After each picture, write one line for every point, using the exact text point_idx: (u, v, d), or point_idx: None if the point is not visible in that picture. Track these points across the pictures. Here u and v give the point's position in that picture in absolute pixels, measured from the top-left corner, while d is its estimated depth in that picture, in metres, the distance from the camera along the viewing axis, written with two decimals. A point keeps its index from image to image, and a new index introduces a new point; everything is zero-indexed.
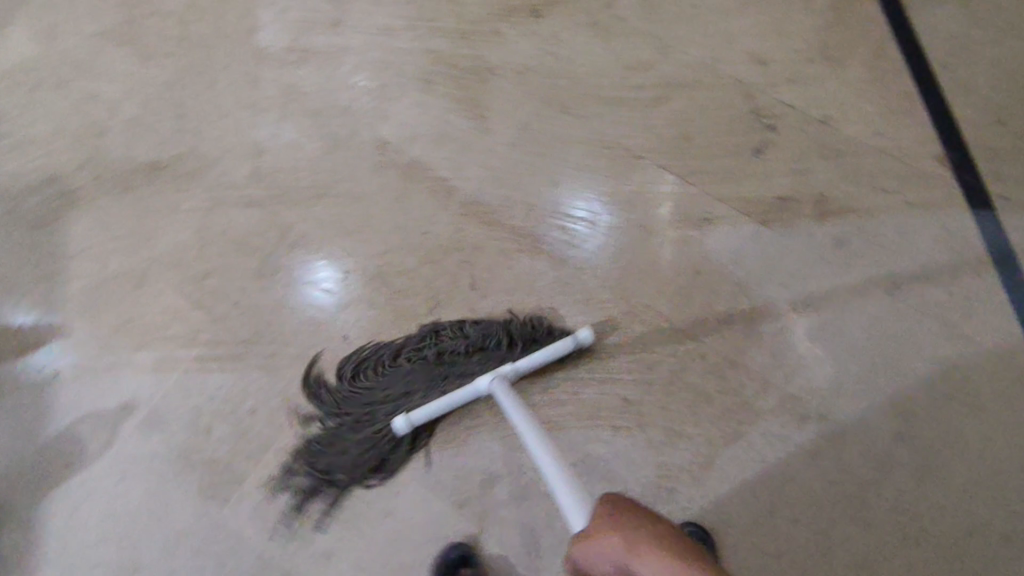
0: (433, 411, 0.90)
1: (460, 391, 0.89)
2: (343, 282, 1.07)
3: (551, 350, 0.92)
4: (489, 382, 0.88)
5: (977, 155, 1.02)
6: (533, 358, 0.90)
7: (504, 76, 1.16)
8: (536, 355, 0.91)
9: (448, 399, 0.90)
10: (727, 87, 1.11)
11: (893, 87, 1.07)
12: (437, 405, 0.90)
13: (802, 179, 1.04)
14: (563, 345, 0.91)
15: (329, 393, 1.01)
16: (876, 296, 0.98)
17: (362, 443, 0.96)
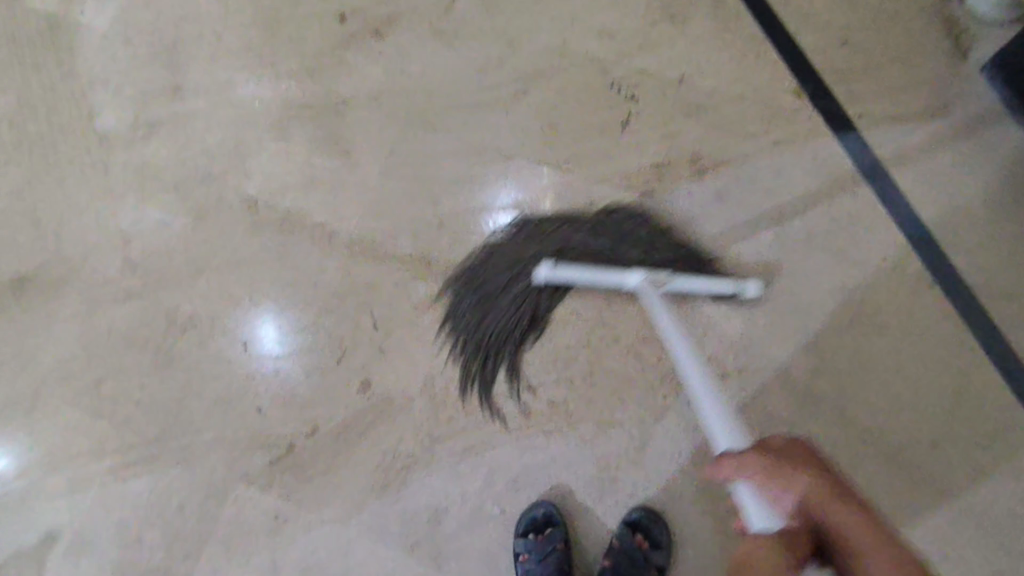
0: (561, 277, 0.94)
1: (607, 275, 0.93)
2: (280, 335, 1.03)
3: (704, 288, 0.93)
4: (635, 280, 0.91)
5: (831, 81, 1.04)
6: (685, 284, 0.92)
7: (360, 106, 1.13)
8: (693, 280, 0.92)
9: (574, 273, 0.94)
10: (581, 66, 1.09)
11: (740, 30, 1.07)
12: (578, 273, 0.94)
13: (673, 143, 1.04)
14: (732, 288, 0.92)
15: (477, 267, 1.02)
16: (768, 243, 0.99)
17: (521, 312, 0.98)
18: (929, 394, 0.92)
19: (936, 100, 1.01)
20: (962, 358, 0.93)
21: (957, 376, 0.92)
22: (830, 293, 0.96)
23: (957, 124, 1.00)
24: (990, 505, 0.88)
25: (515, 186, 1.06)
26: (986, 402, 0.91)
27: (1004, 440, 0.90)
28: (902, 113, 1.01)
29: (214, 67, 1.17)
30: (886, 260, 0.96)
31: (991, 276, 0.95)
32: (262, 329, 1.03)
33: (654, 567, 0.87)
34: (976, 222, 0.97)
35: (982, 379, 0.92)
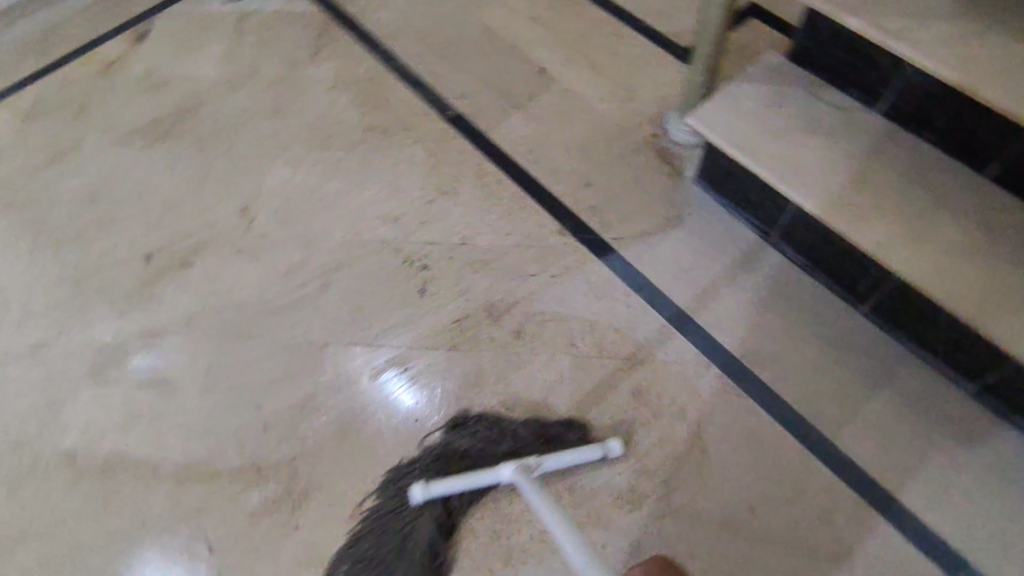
0: (445, 486, 0.95)
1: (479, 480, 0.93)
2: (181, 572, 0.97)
3: (574, 459, 0.95)
4: (507, 472, 0.92)
5: (585, 215, 1.20)
6: (553, 462, 0.94)
7: (174, 335, 1.16)
8: (561, 456, 0.94)
9: (454, 484, 0.95)
10: (375, 250, 1.20)
11: (501, 190, 1.25)
12: (452, 484, 0.95)
13: (466, 296, 1.14)
14: (590, 452, 0.95)
15: (466, 441, 1.01)
16: (567, 364, 1.07)
17: (477, 445, 1.00)
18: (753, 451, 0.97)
19: (669, 212, 1.19)
20: (759, 424, 1.00)
21: (764, 444, 0.98)
22: (631, 395, 1.03)
23: (691, 227, 1.17)
24: (830, 565, 0.90)
25: (362, 359, 1.11)
26: (798, 463, 0.97)
27: (823, 494, 0.94)
28: (647, 229, 1.17)
29: (24, 329, 1.19)
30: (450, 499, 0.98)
31: (763, 347, 1.05)
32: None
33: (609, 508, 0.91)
34: (735, 305, 1.09)
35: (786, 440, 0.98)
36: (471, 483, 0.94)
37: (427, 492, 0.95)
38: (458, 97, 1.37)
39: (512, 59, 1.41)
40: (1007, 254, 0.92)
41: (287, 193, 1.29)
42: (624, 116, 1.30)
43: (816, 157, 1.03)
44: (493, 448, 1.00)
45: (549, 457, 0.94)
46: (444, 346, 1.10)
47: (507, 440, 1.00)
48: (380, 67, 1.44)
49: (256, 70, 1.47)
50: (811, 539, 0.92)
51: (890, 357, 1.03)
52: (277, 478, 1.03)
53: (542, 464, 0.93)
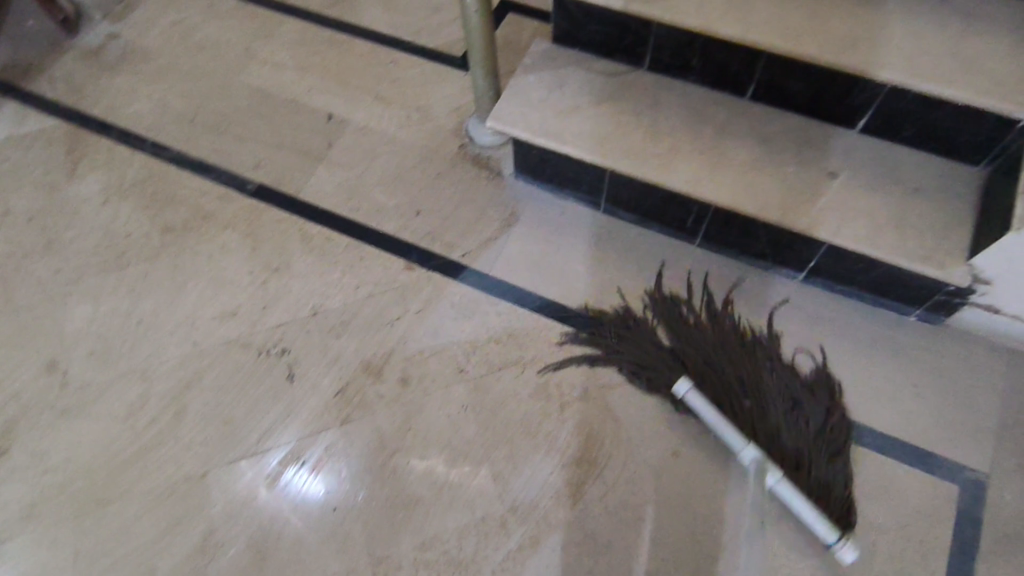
0: (705, 403, 0.97)
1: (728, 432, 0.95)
2: None
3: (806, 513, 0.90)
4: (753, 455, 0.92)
5: (427, 242, 1.19)
6: (792, 495, 0.90)
7: (12, 537, 0.96)
8: (798, 500, 0.90)
9: (709, 409, 0.97)
10: (224, 353, 1.10)
11: (335, 245, 1.20)
12: (703, 404, 0.97)
13: (339, 364, 1.08)
14: (822, 528, 0.88)
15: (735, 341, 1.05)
16: (463, 390, 1.05)
17: (757, 361, 1.04)
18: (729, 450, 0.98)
19: (503, 213, 1.21)
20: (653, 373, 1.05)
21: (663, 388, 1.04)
22: (533, 395, 1.04)
23: (528, 219, 1.20)
24: None
25: (252, 466, 1.01)
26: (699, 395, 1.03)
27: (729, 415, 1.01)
28: (490, 236, 1.19)
29: None
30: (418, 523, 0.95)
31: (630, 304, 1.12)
32: None
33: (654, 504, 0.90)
34: (592, 277, 1.15)
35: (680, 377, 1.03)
36: (732, 429, 0.95)
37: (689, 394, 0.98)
38: (254, 168, 1.29)
39: (295, 114, 1.36)
40: (785, 156, 1.06)
41: (99, 330, 1.13)
42: (427, 137, 1.31)
43: (611, 124, 1.10)
44: (751, 357, 1.04)
45: (790, 487, 0.91)
46: (334, 423, 1.04)
47: (786, 378, 1.02)
48: (154, 162, 1.31)
49: (6, 208, 1.27)
50: (731, 458, 0.99)
51: (732, 275, 1.14)
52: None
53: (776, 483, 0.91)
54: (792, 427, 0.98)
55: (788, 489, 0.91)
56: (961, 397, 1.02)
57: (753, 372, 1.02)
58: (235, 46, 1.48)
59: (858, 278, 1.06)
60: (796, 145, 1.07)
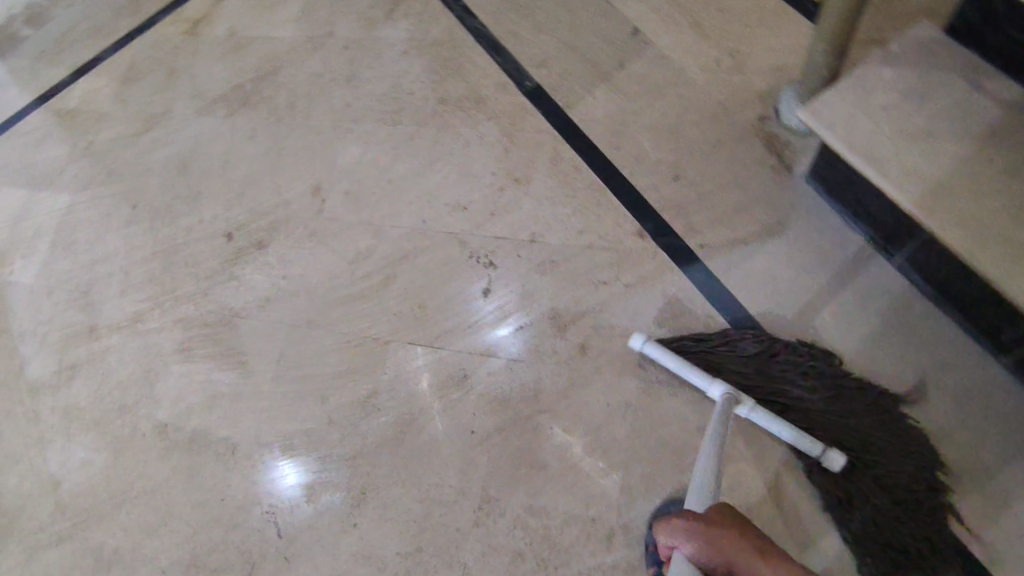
0: (664, 352, 0.93)
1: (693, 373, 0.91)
2: (310, 485, 1.05)
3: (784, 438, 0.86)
4: (720, 392, 0.87)
5: (670, 215, 1.07)
6: (767, 420, 0.86)
7: (249, 318, 1.18)
8: (773, 419, 0.86)
9: (670, 358, 0.93)
10: (443, 241, 1.15)
11: (579, 179, 1.13)
12: (668, 358, 0.93)
13: (532, 301, 1.08)
14: (808, 446, 0.84)
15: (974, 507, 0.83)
16: (634, 387, 0.99)
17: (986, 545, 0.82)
18: None
19: (769, 218, 1.03)
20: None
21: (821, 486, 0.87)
22: (700, 430, 0.95)
23: (796, 237, 1.01)
24: None
25: (425, 355, 1.09)
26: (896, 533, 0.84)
27: None
28: (741, 237, 1.03)
29: (123, 301, 1.26)
30: (537, 486, 0.97)
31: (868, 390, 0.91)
32: (303, 473, 1.06)
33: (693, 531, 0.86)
34: (838, 334, 0.95)
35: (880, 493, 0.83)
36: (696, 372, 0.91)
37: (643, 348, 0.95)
38: (539, 65, 1.24)
39: (602, 17, 1.24)
40: None
41: (359, 174, 1.25)
42: (727, 94, 1.13)
43: (964, 173, 0.83)
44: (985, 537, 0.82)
45: (762, 410, 0.86)
46: (519, 344, 1.06)
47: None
48: (456, 27, 1.32)
49: (332, 31, 1.40)
50: None
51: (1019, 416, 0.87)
52: (341, 475, 1.04)
53: (750, 412, 0.86)
54: None
55: (761, 411, 0.86)
56: None
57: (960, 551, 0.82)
58: None
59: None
60: None
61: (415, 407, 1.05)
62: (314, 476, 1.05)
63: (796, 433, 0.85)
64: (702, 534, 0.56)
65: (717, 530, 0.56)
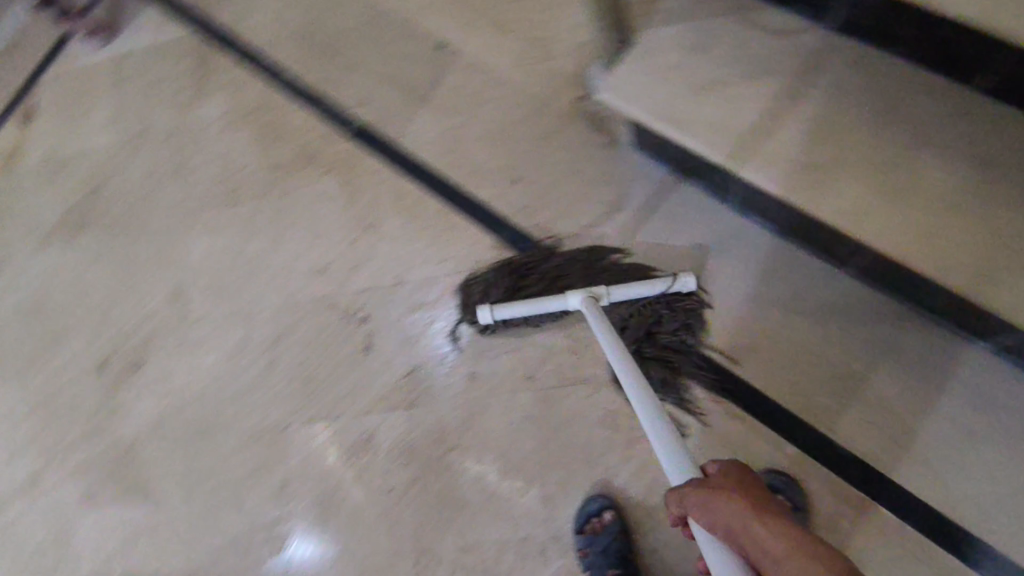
0: (510, 306, 0.96)
1: (550, 304, 0.93)
2: None
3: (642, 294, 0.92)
4: (575, 300, 0.90)
5: (520, 219, 1.07)
6: (622, 294, 0.92)
7: (146, 443, 1.14)
8: (630, 288, 0.92)
9: (515, 308, 0.96)
10: (313, 309, 1.13)
11: (426, 208, 1.12)
12: (514, 308, 0.96)
13: (413, 342, 1.06)
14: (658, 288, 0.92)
15: (858, 415, 0.87)
16: (530, 398, 0.99)
17: (879, 447, 0.86)
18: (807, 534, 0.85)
19: (610, 195, 1.03)
20: (749, 430, 0.90)
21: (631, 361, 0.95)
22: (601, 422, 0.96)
23: (640, 207, 1.02)
24: None
25: (325, 428, 1.07)
26: (796, 463, 0.87)
27: (827, 494, 0.85)
28: (590, 222, 1.03)
29: (14, 465, 1.20)
30: (464, 524, 0.97)
31: (739, 335, 0.93)
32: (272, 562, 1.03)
33: (617, 534, 0.89)
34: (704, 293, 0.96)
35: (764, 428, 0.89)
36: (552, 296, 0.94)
37: (497, 315, 0.96)
38: (358, 104, 1.21)
39: (405, 39, 1.22)
40: (1014, 191, 0.72)
41: (215, 265, 1.21)
42: (543, 83, 1.12)
43: (758, 111, 0.83)
44: (874, 441, 0.86)
45: (619, 288, 0.92)
46: (461, 339, 1.05)
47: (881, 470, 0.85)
48: (269, 88, 1.28)
49: (148, 126, 1.34)
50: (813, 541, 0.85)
51: (872, 313, 0.90)
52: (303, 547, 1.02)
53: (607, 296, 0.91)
54: (885, 537, 0.83)
55: (617, 290, 0.92)
56: None
57: (854, 460, 0.86)
58: None
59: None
60: None
61: (329, 484, 1.04)
62: (285, 555, 1.02)
63: (650, 285, 0.92)
64: (702, 497, 0.53)
65: (724, 492, 0.52)
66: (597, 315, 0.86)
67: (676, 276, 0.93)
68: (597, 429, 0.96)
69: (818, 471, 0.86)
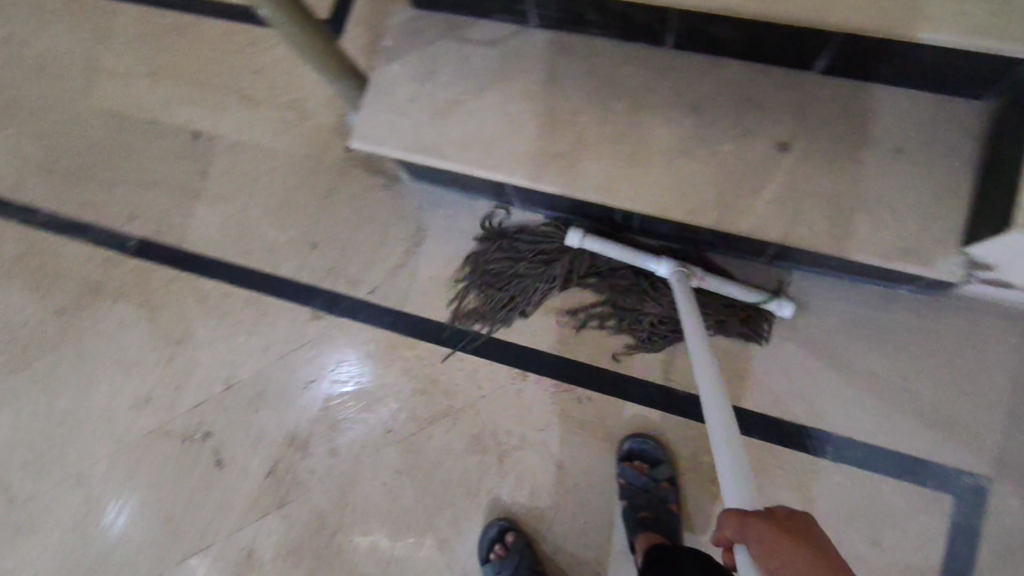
0: (603, 246, 0.89)
1: (636, 257, 0.87)
2: None
3: (736, 295, 0.86)
4: (665, 270, 0.85)
5: (330, 281, 1.05)
6: (716, 286, 0.86)
7: None
8: (727, 284, 0.86)
9: (615, 249, 0.88)
10: (148, 443, 1.05)
11: (233, 301, 1.07)
12: (613, 250, 0.88)
13: (263, 440, 1.02)
14: (748, 296, 0.86)
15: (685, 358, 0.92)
16: (393, 452, 0.97)
17: (711, 381, 0.91)
18: (677, 480, 0.89)
19: (406, 230, 1.04)
20: (598, 406, 0.93)
21: (555, 254, 0.94)
22: (467, 449, 0.95)
23: (437, 232, 1.03)
24: (712, 504, 0.88)
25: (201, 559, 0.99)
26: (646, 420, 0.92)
27: (681, 438, 0.90)
28: (397, 262, 1.03)
29: None
30: None
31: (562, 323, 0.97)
32: None
33: (525, 550, 0.89)
34: None
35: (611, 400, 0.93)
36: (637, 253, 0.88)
37: (583, 244, 0.89)
38: (131, 219, 1.14)
39: (159, 140, 1.16)
40: (722, 125, 0.80)
41: (21, 436, 1.08)
42: (308, 143, 1.10)
43: (497, 118, 0.87)
44: (703, 377, 0.91)
45: (715, 278, 0.86)
46: (319, 390, 1.01)
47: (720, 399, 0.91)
48: (26, 232, 1.17)
49: None
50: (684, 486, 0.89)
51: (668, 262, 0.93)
52: None
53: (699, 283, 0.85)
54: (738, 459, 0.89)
55: (716, 283, 0.86)
56: (966, 379, 0.85)
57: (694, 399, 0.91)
58: (73, 57, 1.24)
59: (831, 262, 0.84)
60: (734, 109, 0.80)
61: None
62: None
63: (745, 291, 0.86)
64: (766, 537, 0.48)
65: (788, 544, 0.47)
66: (685, 296, 0.81)
67: (777, 299, 0.87)
68: (466, 458, 0.95)
69: (667, 422, 0.91)
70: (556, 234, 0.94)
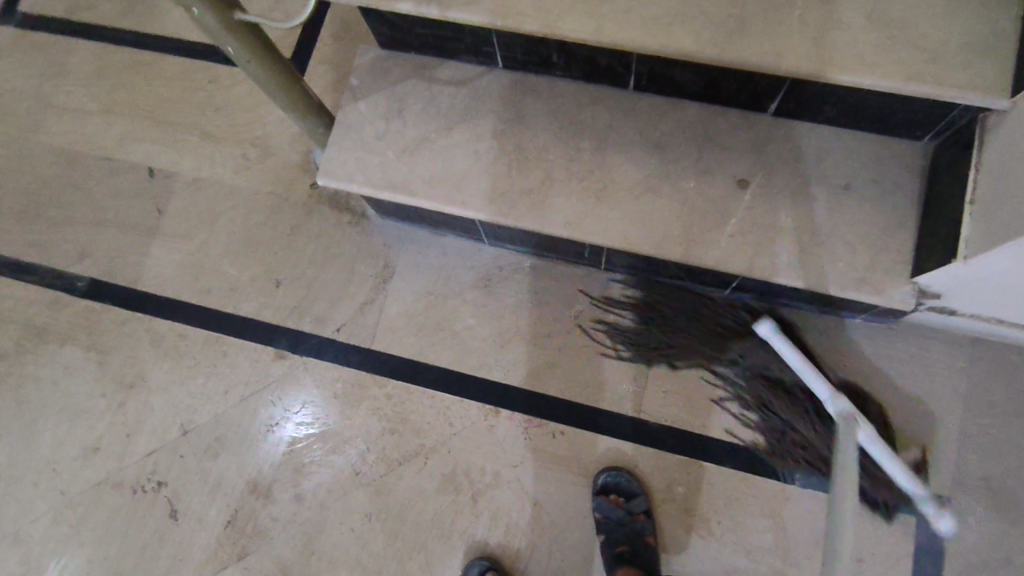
0: (797, 358, 0.86)
1: (821, 385, 0.84)
2: None
3: (896, 471, 0.81)
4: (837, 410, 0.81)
5: (294, 321, 1.02)
6: (877, 451, 0.81)
7: None
8: (887, 456, 0.81)
9: (801, 364, 0.86)
10: (93, 497, 0.98)
11: (191, 343, 1.03)
12: (789, 356, 0.86)
13: (222, 488, 0.97)
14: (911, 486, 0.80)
15: (658, 390, 0.94)
16: (362, 495, 0.94)
17: (682, 412, 0.93)
18: (651, 512, 0.89)
19: (374, 267, 1.03)
20: (572, 441, 0.93)
21: (726, 331, 0.92)
22: (440, 489, 0.93)
23: (406, 268, 1.02)
24: (688, 536, 0.88)
25: None
26: (620, 454, 0.92)
27: (656, 470, 0.91)
28: (365, 299, 1.02)
29: None
30: None
31: (535, 358, 0.97)
32: None
33: None
34: (490, 329, 0.98)
35: (584, 435, 0.93)
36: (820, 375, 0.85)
37: (772, 338, 0.87)
38: (81, 259, 1.09)
39: (113, 178, 1.13)
40: (686, 164, 0.84)
41: None
42: (272, 181, 1.09)
43: (467, 156, 0.89)
44: (675, 408, 0.93)
45: (881, 446, 0.81)
46: (284, 433, 0.98)
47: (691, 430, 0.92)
48: None
49: None
50: (660, 518, 0.89)
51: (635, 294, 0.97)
52: None
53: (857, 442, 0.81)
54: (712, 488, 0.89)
55: (886, 458, 0.81)
56: (922, 402, 0.89)
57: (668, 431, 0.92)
58: (20, 93, 1.20)
59: (796, 295, 0.88)
60: (695, 148, 0.84)
61: None
62: None
63: (918, 491, 0.80)
64: None
65: None
66: (841, 425, 0.78)
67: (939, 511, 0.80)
68: (439, 498, 0.93)
69: (640, 454, 0.91)
70: (722, 308, 0.93)
